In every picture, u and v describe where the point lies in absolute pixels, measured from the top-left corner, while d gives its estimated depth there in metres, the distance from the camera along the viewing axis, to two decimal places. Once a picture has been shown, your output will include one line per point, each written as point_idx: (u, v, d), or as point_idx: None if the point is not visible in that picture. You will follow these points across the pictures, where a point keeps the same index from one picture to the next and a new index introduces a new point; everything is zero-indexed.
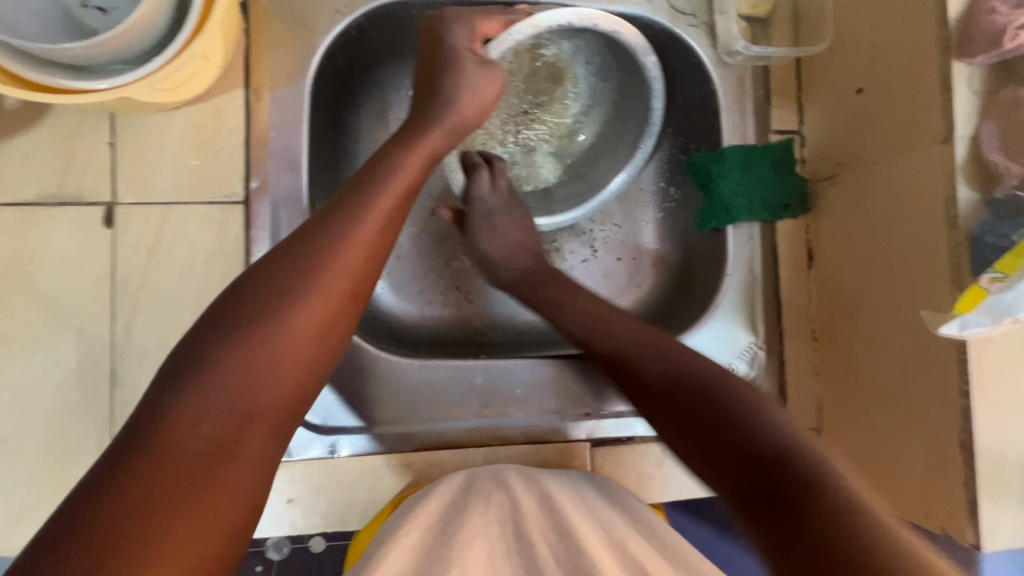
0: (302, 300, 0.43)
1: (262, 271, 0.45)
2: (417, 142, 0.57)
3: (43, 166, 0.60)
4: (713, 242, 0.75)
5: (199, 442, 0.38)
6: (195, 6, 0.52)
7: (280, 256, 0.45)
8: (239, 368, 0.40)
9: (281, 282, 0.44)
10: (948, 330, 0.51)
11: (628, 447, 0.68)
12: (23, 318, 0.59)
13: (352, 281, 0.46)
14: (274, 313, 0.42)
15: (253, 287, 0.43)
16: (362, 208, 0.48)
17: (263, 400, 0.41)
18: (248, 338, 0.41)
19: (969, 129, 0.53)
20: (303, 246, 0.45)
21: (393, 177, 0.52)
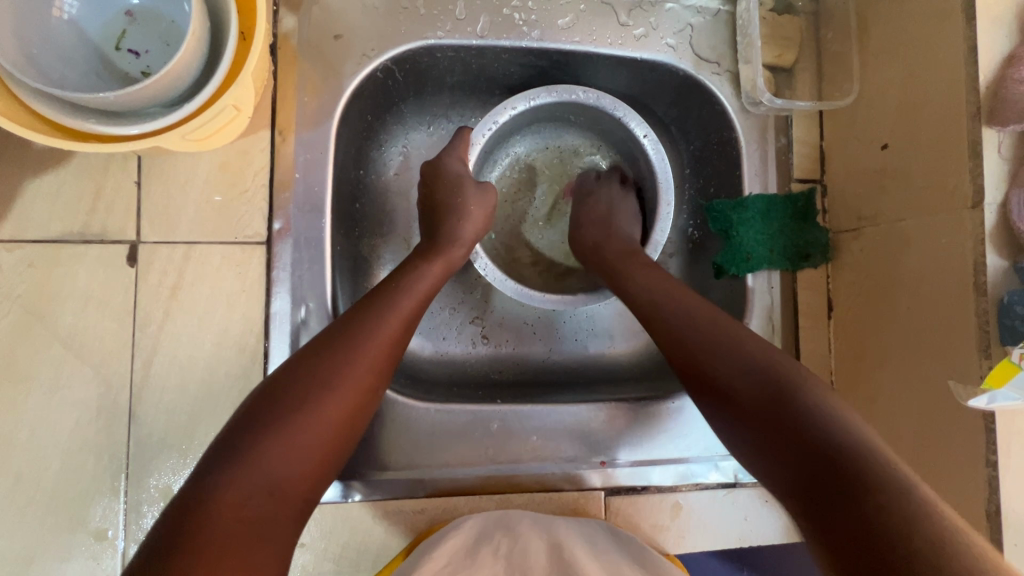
0: (334, 391, 0.49)
1: (288, 364, 0.50)
2: (439, 251, 0.63)
3: (68, 204, 0.60)
4: (733, 289, 0.74)
5: (241, 518, 0.41)
6: (228, 56, 0.52)
7: (305, 353, 0.51)
8: (281, 446, 0.45)
9: (318, 372, 0.49)
10: (976, 403, 0.51)
11: (643, 497, 0.67)
12: (44, 354, 0.59)
13: (371, 376, 0.52)
14: (311, 401, 0.47)
15: (295, 377, 0.49)
16: (384, 313, 0.54)
17: (293, 482, 0.45)
18: (280, 421, 0.46)
19: (998, 196, 0.53)
20: (339, 339, 0.51)
21: (421, 281, 0.59)
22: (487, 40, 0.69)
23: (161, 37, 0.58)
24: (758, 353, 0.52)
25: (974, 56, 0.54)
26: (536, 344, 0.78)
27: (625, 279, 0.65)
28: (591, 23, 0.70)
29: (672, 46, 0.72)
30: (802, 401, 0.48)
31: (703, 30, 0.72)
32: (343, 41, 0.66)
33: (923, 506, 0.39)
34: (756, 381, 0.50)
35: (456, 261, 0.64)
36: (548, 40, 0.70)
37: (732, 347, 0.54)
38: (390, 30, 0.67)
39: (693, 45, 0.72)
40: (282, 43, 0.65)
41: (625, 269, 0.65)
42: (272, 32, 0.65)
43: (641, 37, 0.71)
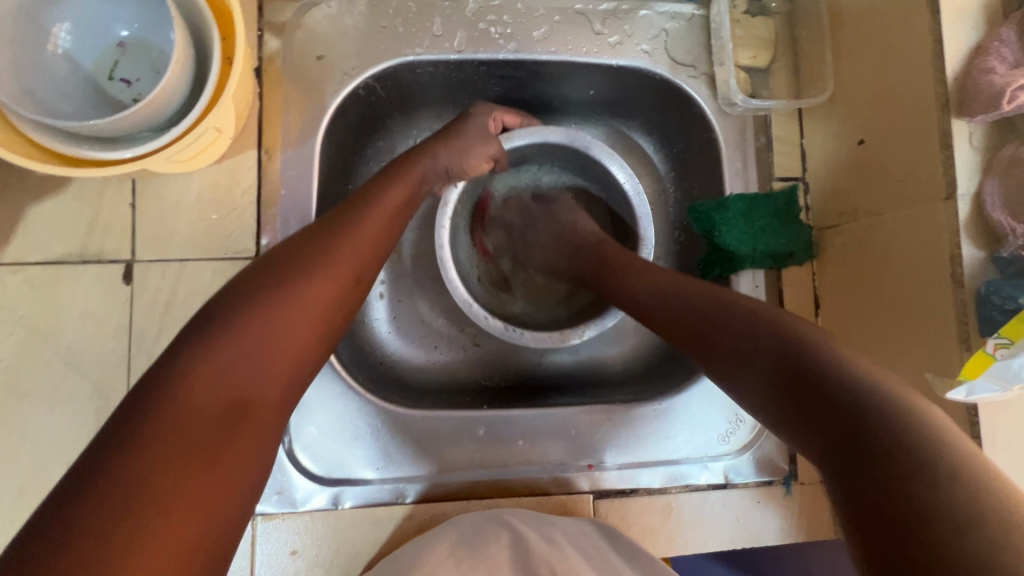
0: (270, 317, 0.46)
1: (167, 372, 0.41)
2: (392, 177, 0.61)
3: (67, 227, 0.63)
4: (718, 289, 0.74)
5: (136, 480, 0.36)
6: (211, 82, 0.55)
7: (196, 347, 0.43)
8: (194, 395, 0.41)
9: (241, 314, 0.45)
10: (955, 396, 0.50)
11: (631, 500, 0.67)
12: (46, 371, 0.62)
13: (311, 337, 0.48)
14: (236, 339, 0.44)
15: (210, 327, 0.44)
16: (304, 284, 0.48)
17: (222, 417, 0.41)
18: (192, 402, 0.40)
19: (972, 187, 0.53)
20: (262, 282, 0.48)
21: (343, 253, 0.51)
22: (464, 54, 0.71)
23: (150, 65, 0.61)
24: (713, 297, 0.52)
25: (940, 49, 0.54)
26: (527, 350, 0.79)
27: (618, 287, 0.63)
28: (566, 33, 0.72)
29: (647, 52, 0.73)
30: (799, 344, 0.44)
31: (678, 35, 0.73)
32: (325, 61, 0.68)
33: (935, 433, 0.35)
34: (705, 308, 0.52)
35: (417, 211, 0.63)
36: (525, 52, 0.71)
37: (711, 337, 0.50)
38: (370, 48, 0.69)
39: (668, 50, 0.73)
40: (266, 65, 0.68)
41: (620, 265, 0.64)
42: (257, 55, 0.68)
43: (616, 45, 0.72)
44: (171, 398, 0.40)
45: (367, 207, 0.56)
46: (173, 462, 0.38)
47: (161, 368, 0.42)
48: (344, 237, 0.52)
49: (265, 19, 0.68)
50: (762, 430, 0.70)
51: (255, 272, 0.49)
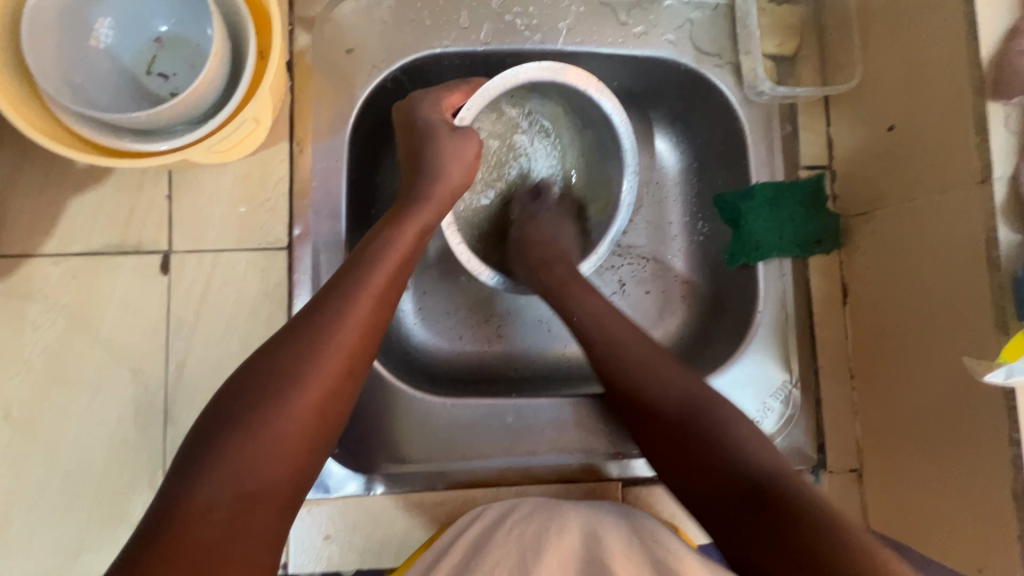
0: (302, 372, 0.46)
1: (181, 482, 0.42)
2: (407, 209, 0.59)
3: (107, 219, 0.65)
4: (744, 278, 0.74)
5: (203, 540, 0.40)
6: (249, 74, 0.56)
7: (209, 451, 0.43)
8: (241, 456, 0.43)
9: (276, 370, 0.46)
10: (993, 378, 0.49)
11: (660, 487, 0.68)
12: (88, 359, 0.63)
13: (317, 421, 0.47)
14: (273, 398, 0.45)
15: (248, 386, 0.45)
16: (307, 365, 0.46)
17: (269, 477, 0.44)
18: (209, 504, 0.41)
19: (1008, 169, 0.52)
20: (292, 334, 0.48)
21: (345, 324, 0.49)
22: (491, 46, 0.71)
23: (186, 59, 0.62)
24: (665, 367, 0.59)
25: (974, 32, 0.53)
26: (551, 340, 0.80)
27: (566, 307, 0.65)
28: (591, 24, 0.72)
29: (673, 42, 0.73)
30: (732, 437, 0.54)
31: (703, 24, 0.73)
32: (354, 54, 0.69)
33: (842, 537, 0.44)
34: (675, 400, 0.57)
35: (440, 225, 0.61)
36: (550, 43, 0.72)
37: (648, 409, 0.58)
38: (398, 42, 0.70)
39: (693, 39, 0.73)
40: (297, 60, 0.69)
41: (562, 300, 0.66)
42: (288, 49, 0.69)
43: (641, 35, 0.73)
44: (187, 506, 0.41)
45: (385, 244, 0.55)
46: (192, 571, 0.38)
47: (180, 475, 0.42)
48: (345, 305, 0.49)
49: (296, 14, 0.69)
50: (789, 418, 0.70)
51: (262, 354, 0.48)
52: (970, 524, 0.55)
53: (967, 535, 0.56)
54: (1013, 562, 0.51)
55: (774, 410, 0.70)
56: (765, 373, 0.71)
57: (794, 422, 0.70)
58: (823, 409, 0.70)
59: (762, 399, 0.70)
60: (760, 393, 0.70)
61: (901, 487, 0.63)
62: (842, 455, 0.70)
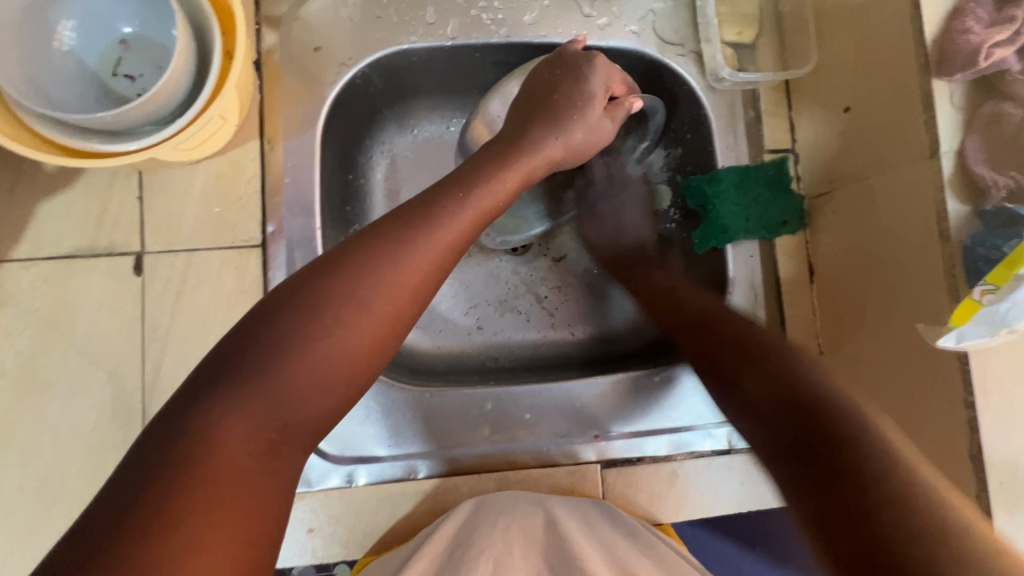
0: (360, 304, 0.44)
1: (214, 392, 0.41)
2: (516, 156, 0.57)
3: (77, 221, 0.65)
4: (715, 260, 0.76)
5: (226, 460, 0.39)
6: (214, 72, 0.57)
7: (245, 379, 0.41)
8: (283, 377, 0.41)
9: (328, 293, 0.44)
10: (945, 343, 0.51)
11: (638, 468, 0.69)
12: (62, 362, 0.63)
13: (362, 359, 0.44)
14: (325, 321, 0.43)
15: (301, 298, 0.44)
16: (358, 307, 0.44)
17: (300, 412, 0.43)
18: (235, 430, 0.40)
19: (954, 144, 0.54)
20: (356, 257, 0.46)
21: (404, 270, 0.46)
22: (458, 40, 0.72)
23: (152, 60, 0.62)
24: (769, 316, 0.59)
25: (919, 12, 0.55)
26: (530, 329, 0.81)
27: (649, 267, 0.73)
28: (556, 17, 0.74)
29: (636, 32, 0.74)
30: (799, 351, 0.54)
31: (665, 15, 0.75)
32: (322, 52, 0.70)
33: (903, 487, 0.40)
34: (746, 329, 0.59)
35: (528, 175, 0.58)
36: (516, 37, 0.73)
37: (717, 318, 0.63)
38: (366, 38, 0.71)
39: (656, 30, 0.75)
40: (265, 59, 0.69)
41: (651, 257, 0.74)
42: (255, 49, 0.69)
43: (605, 26, 0.74)
44: (215, 429, 0.39)
45: (470, 183, 0.53)
46: (212, 496, 0.37)
47: (207, 393, 0.41)
48: (407, 253, 0.46)
49: (262, 14, 0.70)
50: None
51: (306, 279, 0.45)
52: None
53: None
54: None
55: None
56: None
57: None
58: None
59: None
60: None
61: None
62: None
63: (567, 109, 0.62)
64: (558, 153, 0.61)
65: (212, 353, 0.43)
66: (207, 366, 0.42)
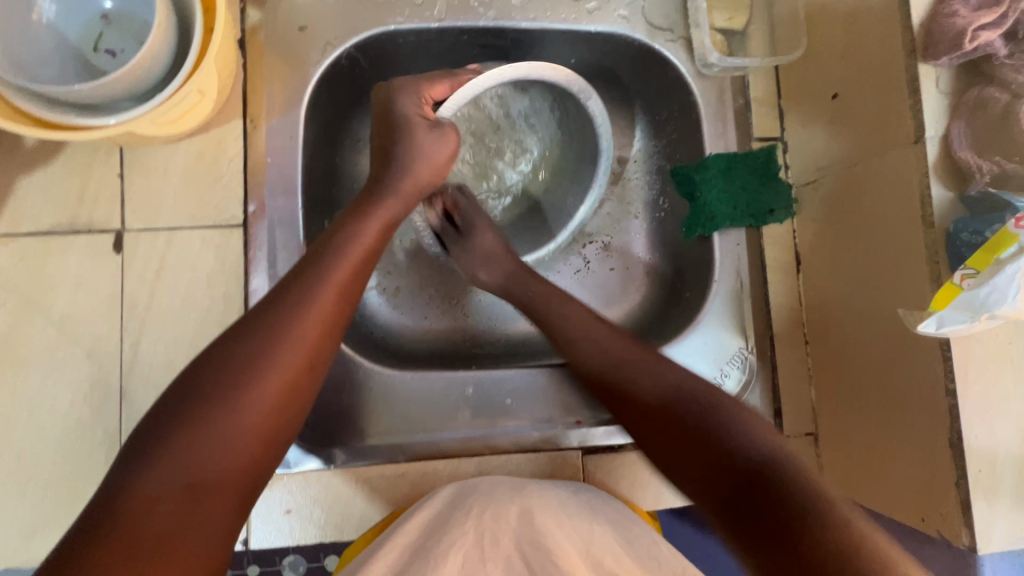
0: (266, 357, 0.47)
1: (132, 463, 0.42)
2: (372, 204, 0.61)
3: (57, 198, 0.64)
4: (701, 249, 0.75)
5: (147, 526, 0.40)
6: (193, 47, 0.56)
7: (158, 444, 0.43)
8: (196, 435, 0.43)
9: (236, 353, 0.47)
10: (924, 329, 0.50)
11: (619, 455, 0.68)
12: (38, 339, 0.63)
13: (275, 409, 0.47)
14: (235, 378, 0.45)
15: (211, 363, 0.46)
16: (260, 359, 0.46)
17: (220, 469, 0.43)
18: (153, 493, 0.41)
19: (939, 129, 0.54)
20: (258, 316, 0.49)
21: (304, 318, 0.49)
22: (445, 22, 0.72)
23: (133, 35, 0.62)
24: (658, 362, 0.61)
25: None
26: (515, 316, 0.80)
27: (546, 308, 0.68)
28: (545, 0, 0.73)
29: (625, 17, 0.74)
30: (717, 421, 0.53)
31: (654, 0, 0.74)
32: (307, 32, 0.69)
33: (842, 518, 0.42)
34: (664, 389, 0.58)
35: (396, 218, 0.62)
36: (504, 19, 0.72)
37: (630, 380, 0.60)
38: (352, 18, 0.70)
39: (646, 15, 0.74)
40: (250, 37, 0.69)
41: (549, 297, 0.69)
42: (240, 28, 0.69)
43: (595, 10, 0.73)
44: (131, 499, 0.40)
45: (355, 231, 0.57)
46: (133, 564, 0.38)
47: (127, 467, 0.42)
48: (301, 302, 0.50)
49: None
50: (747, 385, 0.71)
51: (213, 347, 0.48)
52: (912, 475, 0.57)
53: (912, 488, 0.57)
54: (952, 510, 0.53)
55: (733, 379, 0.71)
56: (721, 341, 0.72)
57: (751, 388, 0.71)
58: (779, 373, 0.72)
59: (719, 369, 0.71)
60: (716, 362, 0.71)
61: (852, 447, 0.65)
62: (798, 419, 0.71)
63: (417, 150, 0.64)
64: (410, 191, 0.64)
65: (132, 434, 0.45)
66: (128, 443, 0.44)
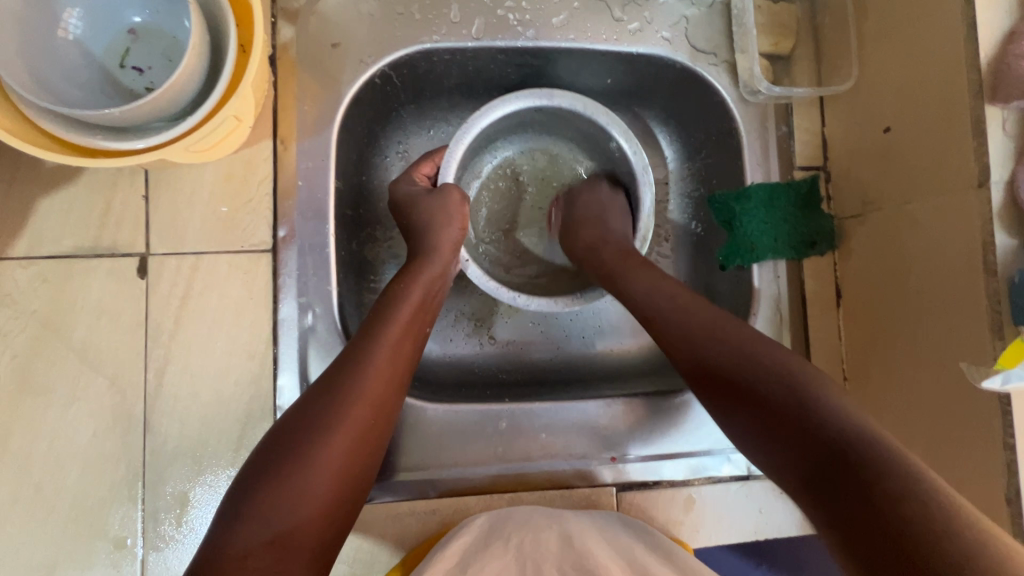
0: (341, 411, 0.47)
1: (226, 518, 0.42)
2: (420, 263, 0.61)
3: (79, 220, 0.62)
4: (739, 279, 0.73)
5: None
6: (228, 70, 0.54)
7: (243, 502, 0.42)
8: (278, 487, 0.43)
9: (314, 409, 0.47)
10: (990, 385, 0.50)
11: (655, 492, 0.67)
12: (60, 367, 0.61)
13: (351, 462, 0.46)
14: (314, 431, 0.45)
15: (293, 420, 0.47)
16: (339, 412, 0.47)
17: (301, 523, 0.43)
18: (243, 548, 0.40)
19: (1004, 174, 0.52)
20: (333, 373, 0.50)
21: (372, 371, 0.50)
22: (482, 41, 0.69)
23: (162, 52, 0.59)
24: (762, 345, 0.52)
25: (973, 33, 0.53)
26: (544, 342, 0.78)
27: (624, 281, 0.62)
28: (585, 20, 0.70)
29: (668, 39, 0.71)
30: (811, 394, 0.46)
31: (698, 22, 0.72)
32: (340, 49, 0.67)
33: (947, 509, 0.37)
34: (729, 353, 0.52)
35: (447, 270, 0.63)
36: (543, 39, 0.70)
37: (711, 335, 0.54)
38: (387, 35, 0.67)
39: (689, 37, 0.72)
40: (281, 54, 0.66)
41: (623, 269, 0.63)
42: (271, 44, 0.66)
43: (637, 31, 0.71)
44: (222, 553, 0.40)
45: (407, 284, 0.58)
46: None
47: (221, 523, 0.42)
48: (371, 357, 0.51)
49: (279, 6, 0.67)
50: None
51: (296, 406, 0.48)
52: None
53: None
54: None
55: None
56: None
57: None
58: None
59: None
60: None
61: None
62: None
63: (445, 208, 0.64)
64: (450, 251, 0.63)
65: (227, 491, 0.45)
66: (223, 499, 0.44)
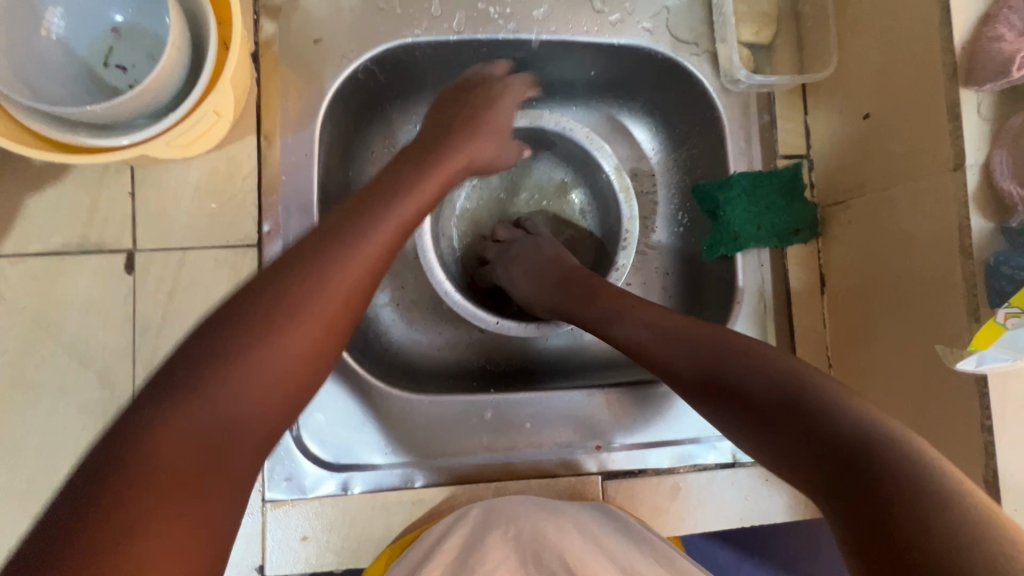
0: (310, 287, 0.46)
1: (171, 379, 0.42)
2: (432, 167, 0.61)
3: (66, 216, 0.63)
4: (723, 268, 0.74)
5: (132, 515, 0.36)
6: (209, 66, 0.54)
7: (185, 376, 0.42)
8: (203, 414, 0.40)
9: (293, 272, 0.47)
10: (965, 366, 0.50)
11: (640, 480, 0.67)
12: (50, 362, 0.61)
13: (309, 346, 0.45)
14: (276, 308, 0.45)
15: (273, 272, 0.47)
16: (307, 293, 0.46)
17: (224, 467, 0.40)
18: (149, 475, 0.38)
19: (979, 157, 0.52)
20: (324, 237, 0.49)
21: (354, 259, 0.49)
22: (463, 34, 0.70)
23: (144, 49, 0.60)
24: (732, 342, 0.52)
25: (948, 16, 0.53)
26: (531, 333, 0.79)
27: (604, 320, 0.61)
28: (566, 12, 0.71)
29: (649, 30, 0.72)
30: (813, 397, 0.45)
31: (680, 12, 0.72)
32: (322, 45, 0.67)
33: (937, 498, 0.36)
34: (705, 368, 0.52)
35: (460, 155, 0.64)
36: (524, 32, 0.70)
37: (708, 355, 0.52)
38: (368, 31, 0.68)
39: (670, 28, 0.72)
40: (263, 50, 0.67)
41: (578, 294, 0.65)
42: (254, 40, 0.67)
43: (618, 22, 0.71)
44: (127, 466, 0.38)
45: (421, 171, 0.59)
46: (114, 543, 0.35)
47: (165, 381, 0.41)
48: (322, 285, 0.46)
49: (261, 3, 0.67)
50: None
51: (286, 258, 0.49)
52: None
53: None
54: None
55: None
56: None
57: None
58: None
59: None
60: None
61: None
62: None
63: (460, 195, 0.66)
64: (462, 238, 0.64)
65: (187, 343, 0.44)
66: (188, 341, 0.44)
